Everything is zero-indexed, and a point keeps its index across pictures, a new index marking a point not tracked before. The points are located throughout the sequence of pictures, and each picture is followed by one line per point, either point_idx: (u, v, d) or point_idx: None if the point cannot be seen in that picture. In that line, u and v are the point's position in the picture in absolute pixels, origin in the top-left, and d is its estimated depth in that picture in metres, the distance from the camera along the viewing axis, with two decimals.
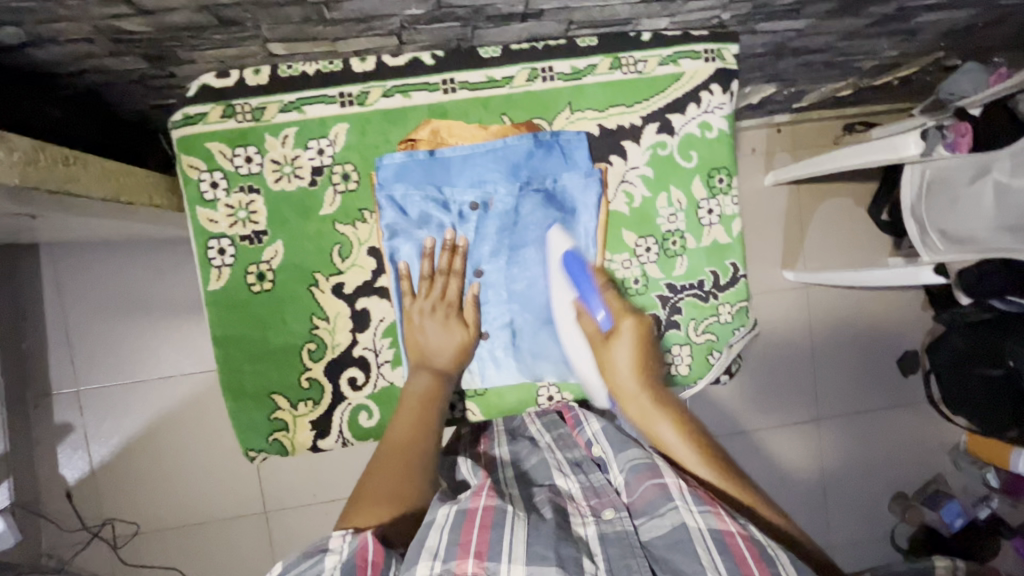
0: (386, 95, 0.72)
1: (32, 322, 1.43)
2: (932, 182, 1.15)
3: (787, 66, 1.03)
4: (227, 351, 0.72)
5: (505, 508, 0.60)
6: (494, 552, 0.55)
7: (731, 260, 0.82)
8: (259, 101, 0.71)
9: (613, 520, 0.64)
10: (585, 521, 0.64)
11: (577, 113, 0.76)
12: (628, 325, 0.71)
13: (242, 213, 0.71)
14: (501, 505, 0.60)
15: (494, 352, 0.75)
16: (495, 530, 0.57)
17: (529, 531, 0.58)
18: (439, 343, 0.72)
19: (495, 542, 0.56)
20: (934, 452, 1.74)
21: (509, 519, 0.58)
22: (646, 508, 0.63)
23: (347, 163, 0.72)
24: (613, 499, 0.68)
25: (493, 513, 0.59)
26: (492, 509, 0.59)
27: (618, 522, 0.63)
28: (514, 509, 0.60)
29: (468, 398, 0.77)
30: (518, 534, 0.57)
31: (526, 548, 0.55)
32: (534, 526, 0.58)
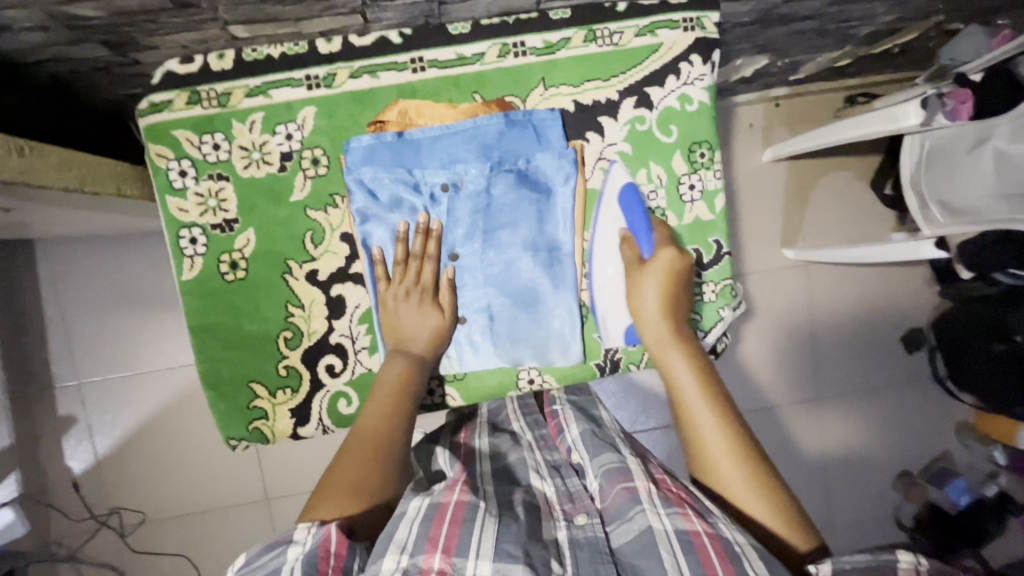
0: (353, 76, 0.70)
1: (31, 317, 1.45)
2: (931, 153, 1.11)
3: (777, 35, 1.00)
4: (204, 341, 0.72)
5: (477, 504, 0.62)
6: (461, 547, 0.56)
7: (715, 237, 0.80)
8: (223, 86, 0.69)
9: (585, 525, 0.65)
10: (558, 525, 0.65)
11: (551, 88, 0.74)
12: (668, 256, 0.71)
13: (212, 202, 0.71)
14: (472, 501, 0.62)
15: (471, 336, 0.74)
16: (466, 525, 0.58)
17: (500, 531, 0.59)
18: (414, 327, 0.70)
19: (463, 540, 0.57)
20: (938, 430, 1.72)
21: (480, 515, 0.60)
22: (617, 513, 0.65)
23: (316, 148, 0.71)
24: (587, 503, 0.69)
25: (465, 508, 0.60)
26: (464, 503, 0.61)
27: (589, 527, 0.65)
28: (485, 506, 0.62)
29: (447, 383, 0.77)
30: (488, 534, 0.58)
31: (495, 549, 0.57)
32: (504, 526, 0.60)
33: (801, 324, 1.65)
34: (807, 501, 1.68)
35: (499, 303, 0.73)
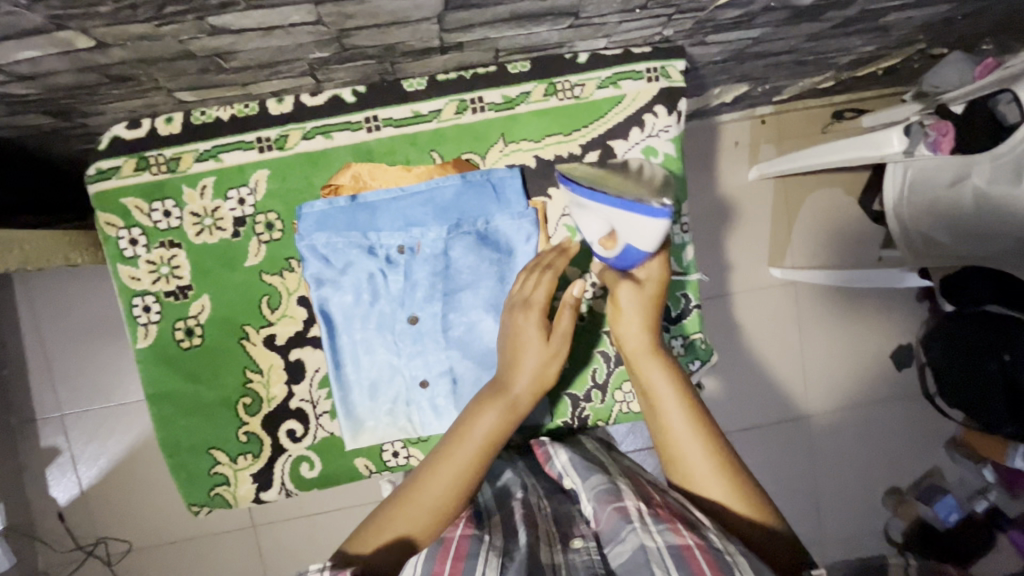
0: (306, 137, 0.69)
1: (12, 350, 1.44)
2: (914, 183, 1.09)
3: (754, 68, 0.97)
4: (161, 409, 0.70)
5: (481, 538, 0.58)
6: None
7: (683, 292, 0.83)
8: (172, 151, 0.67)
9: (580, 549, 0.61)
10: (556, 549, 0.60)
11: (512, 144, 0.72)
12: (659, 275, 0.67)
13: (164, 269, 0.69)
14: (477, 535, 0.58)
15: (434, 400, 0.71)
16: (469, 561, 0.54)
17: (505, 565, 0.55)
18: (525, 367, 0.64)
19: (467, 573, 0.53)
20: (929, 446, 1.70)
21: (484, 550, 0.56)
22: (609, 533, 0.60)
23: (269, 212, 0.69)
24: (582, 529, 0.65)
25: (469, 543, 0.57)
26: (468, 539, 0.57)
27: (586, 551, 0.60)
28: (489, 538, 0.58)
29: (409, 444, 0.74)
30: (493, 567, 0.55)
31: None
32: (509, 558, 0.56)
33: (790, 343, 1.63)
34: (797, 519, 1.67)
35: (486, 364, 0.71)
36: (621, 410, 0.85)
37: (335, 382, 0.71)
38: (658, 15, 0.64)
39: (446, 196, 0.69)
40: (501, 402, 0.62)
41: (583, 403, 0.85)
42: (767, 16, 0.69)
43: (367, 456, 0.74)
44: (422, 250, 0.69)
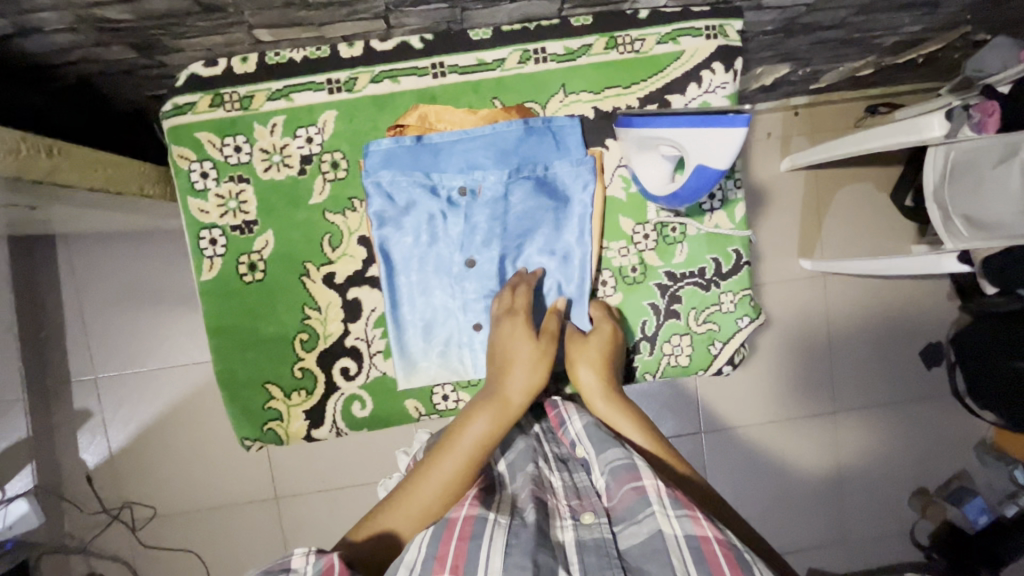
0: (374, 81, 0.72)
1: (51, 311, 1.47)
2: (956, 166, 1.09)
3: (799, 44, 0.98)
4: (221, 342, 0.73)
5: (486, 516, 0.61)
6: (470, 565, 0.55)
7: (733, 247, 0.82)
8: (246, 89, 0.71)
9: (592, 525, 0.63)
10: (566, 525, 0.63)
11: (572, 95, 0.75)
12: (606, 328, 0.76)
13: (232, 203, 0.72)
14: (481, 514, 0.61)
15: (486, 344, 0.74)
16: (473, 541, 0.58)
17: (509, 541, 0.58)
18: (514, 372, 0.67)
19: (472, 554, 0.57)
20: (958, 448, 1.68)
21: (488, 529, 0.59)
22: (626, 515, 0.61)
23: (336, 151, 0.73)
24: (593, 502, 0.66)
25: (472, 523, 0.59)
26: (472, 518, 0.60)
27: (597, 527, 0.62)
28: (495, 517, 0.61)
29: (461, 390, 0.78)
30: (498, 546, 0.57)
31: (504, 564, 0.55)
32: (513, 535, 0.59)
33: (818, 337, 1.62)
34: (821, 516, 1.65)
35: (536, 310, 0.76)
36: (669, 363, 0.83)
37: (392, 322, 0.74)
38: None
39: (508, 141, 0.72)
40: (494, 408, 0.66)
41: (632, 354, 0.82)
42: None
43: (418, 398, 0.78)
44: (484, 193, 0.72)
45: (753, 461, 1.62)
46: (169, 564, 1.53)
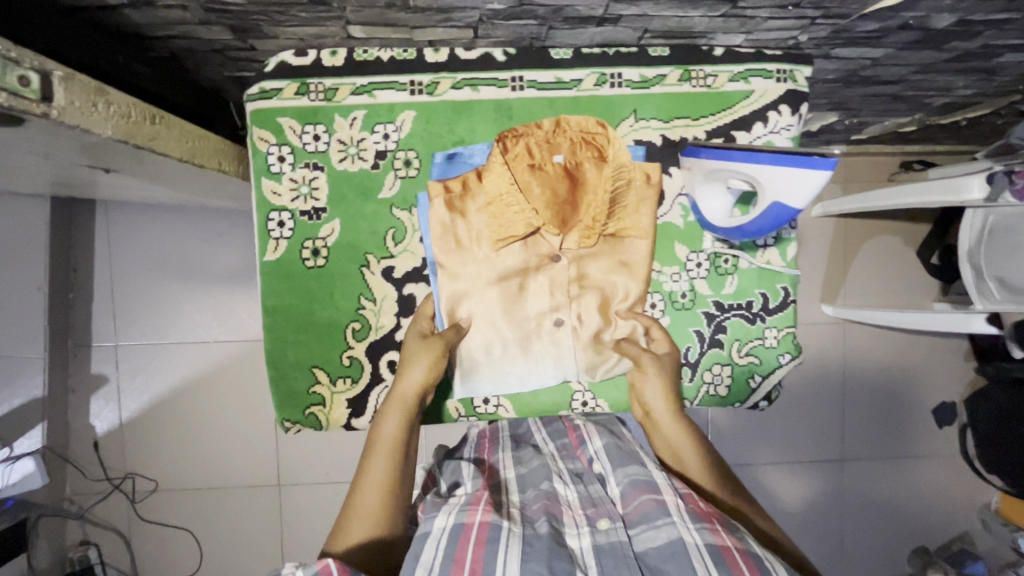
0: (455, 87, 0.76)
1: (82, 274, 1.48)
2: (994, 229, 1.11)
3: (854, 94, 1.01)
4: (275, 320, 0.79)
5: (500, 524, 0.64)
6: (488, 566, 0.58)
7: (783, 284, 0.85)
8: (331, 82, 0.76)
9: (607, 530, 0.68)
10: (583, 532, 0.68)
11: (641, 121, 0.80)
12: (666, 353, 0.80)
13: (304, 188, 0.78)
14: (494, 522, 0.64)
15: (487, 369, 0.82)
16: (489, 545, 0.61)
17: (524, 548, 0.61)
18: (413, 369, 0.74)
19: (488, 558, 0.59)
20: (962, 510, 1.67)
21: (504, 535, 0.62)
22: (643, 519, 0.66)
23: (410, 150, 0.79)
24: (609, 510, 0.72)
25: (488, 529, 0.62)
26: (487, 525, 0.63)
27: (613, 531, 0.67)
28: (508, 524, 0.64)
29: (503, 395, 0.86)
30: (512, 552, 0.61)
31: (520, 565, 0.59)
32: (528, 543, 0.62)
33: (832, 383, 1.62)
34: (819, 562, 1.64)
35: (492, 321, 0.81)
36: (707, 392, 0.86)
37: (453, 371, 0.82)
38: (804, 17, 0.68)
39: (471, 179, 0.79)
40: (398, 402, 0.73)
41: None
42: (900, 35, 0.72)
43: (460, 401, 0.85)
44: (455, 238, 0.79)
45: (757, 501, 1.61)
46: (166, 539, 1.53)
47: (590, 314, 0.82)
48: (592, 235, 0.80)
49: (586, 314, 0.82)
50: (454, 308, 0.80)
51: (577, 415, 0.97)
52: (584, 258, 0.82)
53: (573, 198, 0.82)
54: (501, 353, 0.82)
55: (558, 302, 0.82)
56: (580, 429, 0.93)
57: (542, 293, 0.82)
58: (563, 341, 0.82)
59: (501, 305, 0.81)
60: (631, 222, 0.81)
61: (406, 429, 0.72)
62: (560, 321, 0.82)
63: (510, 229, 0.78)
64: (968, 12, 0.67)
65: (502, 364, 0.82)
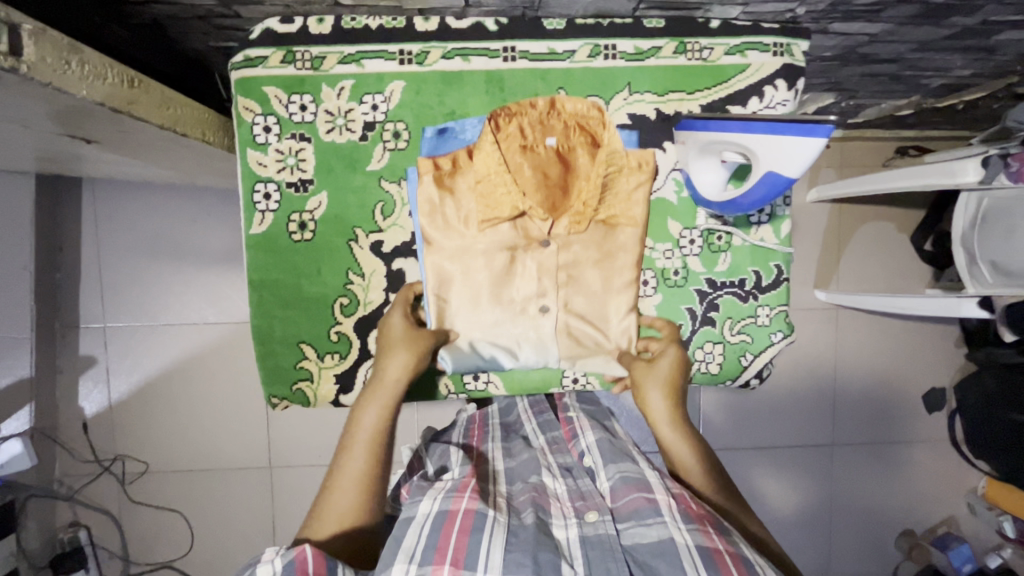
0: (445, 57, 0.75)
1: (68, 254, 1.45)
2: (990, 212, 1.11)
3: (851, 74, 1.00)
4: (262, 294, 0.78)
5: (484, 511, 0.63)
6: (470, 560, 0.57)
7: (776, 262, 0.85)
8: (318, 50, 0.74)
9: (596, 523, 0.65)
10: (569, 523, 0.66)
11: (635, 94, 0.78)
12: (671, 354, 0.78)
13: (291, 160, 0.77)
14: (481, 509, 0.63)
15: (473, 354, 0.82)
16: (473, 534, 0.60)
17: (508, 539, 0.61)
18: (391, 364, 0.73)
19: (471, 547, 0.59)
20: (949, 494, 1.69)
21: (489, 524, 0.61)
22: (633, 515, 0.65)
23: (399, 121, 0.77)
24: (598, 502, 0.70)
25: (473, 517, 0.62)
26: (473, 513, 0.62)
27: (600, 524, 0.65)
28: (494, 514, 0.63)
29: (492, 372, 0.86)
30: (497, 540, 0.60)
31: (504, 555, 0.58)
32: (513, 533, 0.62)
33: (824, 368, 1.63)
34: (807, 545, 1.66)
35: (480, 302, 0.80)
36: (699, 369, 0.86)
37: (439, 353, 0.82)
38: None
39: (462, 160, 0.77)
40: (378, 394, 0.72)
41: None
42: (898, 9, 0.71)
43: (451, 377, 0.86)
44: (444, 216, 0.78)
45: (748, 485, 1.62)
46: (156, 521, 1.52)
47: (576, 300, 0.82)
48: (582, 220, 0.78)
49: (573, 301, 0.82)
50: (440, 291, 0.80)
51: (573, 409, 0.96)
52: (573, 244, 0.80)
53: (565, 182, 0.80)
54: (484, 335, 0.82)
55: (546, 288, 0.81)
56: (573, 423, 0.93)
57: (532, 279, 0.80)
58: (548, 330, 0.82)
59: (489, 289, 0.80)
60: (623, 210, 0.80)
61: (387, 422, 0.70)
62: (545, 308, 0.81)
63: (500, 213, 0.77)
64: None
65: (487, 349, 0.82)
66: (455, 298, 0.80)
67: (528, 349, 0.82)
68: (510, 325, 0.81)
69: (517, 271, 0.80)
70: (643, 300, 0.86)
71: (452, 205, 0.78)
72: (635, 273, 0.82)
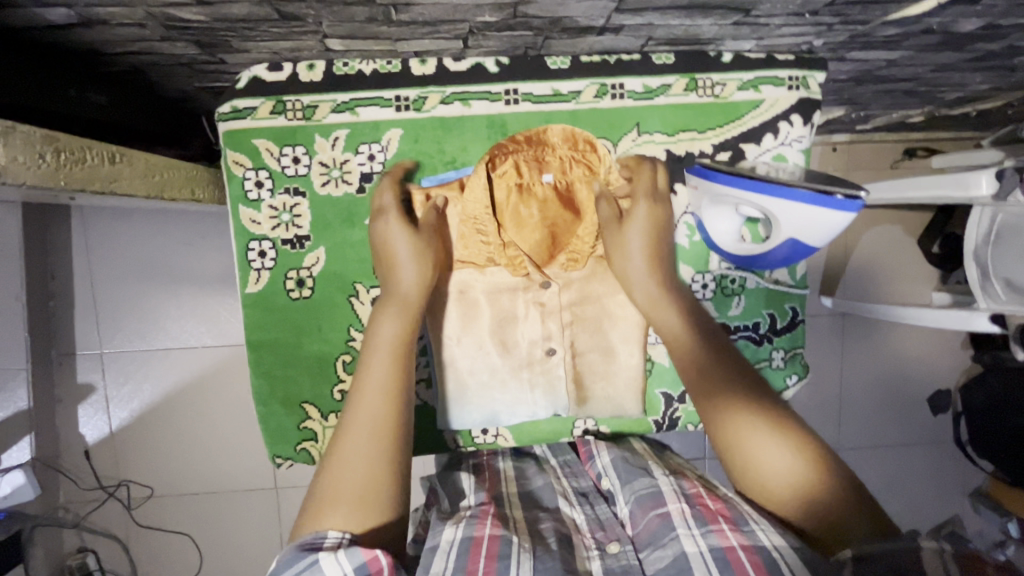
0: (444, 102, 0.72)
1: (59, 281, 1.42)
2: (1004, 230, 1.07)
3: (865, 91, 0.96)
4: (262, 355, 0.76)
5: (510, 539, 0.63)
6: None
7: (791, 304, 0.82)
8: (310, 99, 0.71)
9: (618, 554, 0.66)
10: (593, 555, 0.66)
11: (645, 135, 0.75)
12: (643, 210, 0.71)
13: (286, 215, 0.74)
14: (505, 535, 0.63)
15: (474, 411, 0.78)
16: (501, 560, 0.59)
17: (536, 565, 0.60)
18: (404, 273, 0.69)
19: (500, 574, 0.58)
20: (952, 492, 1.70)
21: (515, 552, 0.60)
22: (651, 539, 0.66)
23: (397, 171, 0.74)
24: (619, 532, 0.71)
25: (499, 545, 0.61)
26: (497, 538, 0.62)
27: (623, 555, 0.66)
28: (518, 541, 0.63)
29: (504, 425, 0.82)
30: (525, 566, 0.59)
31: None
32: (540, 560, 0.61)
33: (830, 374, 1.62)
34: None
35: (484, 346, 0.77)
36: None
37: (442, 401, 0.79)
38: (821, 24, 0.63)
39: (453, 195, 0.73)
40: (394, 307, 0.68)
41: (676, 404, 0.85)
42: (920, 40, 0.67)
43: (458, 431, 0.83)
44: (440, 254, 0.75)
45: None
46: (164, 544, 1.52)
47: (584, 341, 0.78)
48: (578, 260, 0.76)
49: (578, 340, 0.78)
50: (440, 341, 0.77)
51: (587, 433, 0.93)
52: (576, 283, 0.77)
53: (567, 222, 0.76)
54: (489, 382, 0.78)
55: (548, 329, 0.77)
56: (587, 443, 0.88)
57: (532, 318, 0.77)
58: (557, 374, 0.79)
59: (485, 333, 0.77)
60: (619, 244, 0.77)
61: (405, 331, 0.67)
62: (552, 351, 0.78)
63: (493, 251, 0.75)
64: (998, 18, 0.62)
65: (492, 408, 0.78)
66: (451, 342, 0.77)
67: (535, 395, 0.79)
68: (518, 372, 0.78)
69: (516, 311, 0.77)
70: (654, 347, 0.83)
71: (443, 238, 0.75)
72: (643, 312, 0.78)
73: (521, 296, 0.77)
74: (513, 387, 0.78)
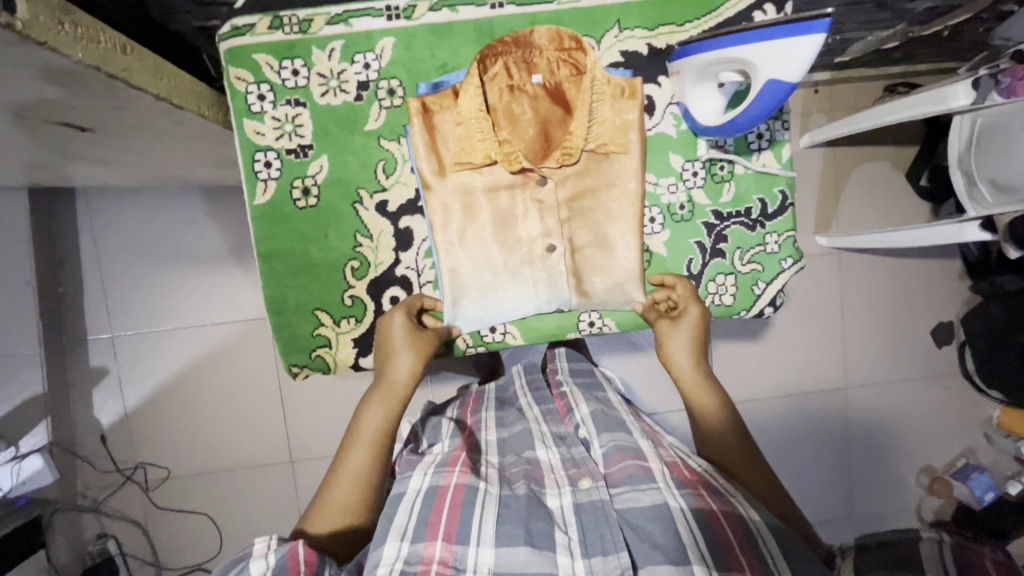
0: (433, 10, 0.81)
1: (68, 267, 1.45)
2: (983, 131, 1.13)
3: (835, 4, 1.00)
4: (273, 264, 0.86)
5: (476, 485, 0.70)
6: (461, 529, 0.64)
7: (779, 188, 0.92)
8: (306, 13, 0.80)
9: (589, 489, 0.72)
10: (564, 491, 0.73)
11: (626, 31, 0.84)
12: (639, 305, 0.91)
13: (288, 126, 0.84)
14: (471, 483, 0.70)
15: (477, 313, 0.88)
16: (464, 507, 0.66)
17: (499, 509, 0.68)
18: (397, 368, 0.83)
19: (463, 521, 0.65)
20: (966, 427, 1.68)
21: (479, 497, 0.68)
22: (625, 480, 0.72)
23: (392, 79, 0.83)
24: (591, 469, 0.77)
25: (463, 491, 0.68)
26: (463, 487, 0.69)
27: (594, 491, 0.71)
28: (485, 486, 0.70)
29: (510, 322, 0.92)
30: (488, 513, 0.67)
31: (495, 523, 0.65)
32: (504, 504, 0.69)
33: (832, 313, 1.62)
34: (830, 490, 1.66)
35: (486, 240, 0.86)
36: (714, 301, 0.93)
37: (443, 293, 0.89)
38: None
39: (448, 101, 0.83)
40: (384, 399, 0.81)
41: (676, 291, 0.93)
42: None
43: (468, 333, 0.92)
44: (438, 157, 0.84)
45: (765, 435, 1.62)
46: (182, 526, 1.52)
47: (581, 237, 0.87)
48: (571, 154, 0.83)
49: (573, 232, 0.86)
50: (447, 242, 0.86)
51: (566, 384, 1.00)
52: (570, 179, 0.86)
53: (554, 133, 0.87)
54: (492, 278, 0.87)
55: (547, 228, 0.86)
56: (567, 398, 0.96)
57: (530, 218, 0.86)
58: (557, 270, 0.87)
59: (482, 232, 0.86)
60: (611, 138, 0.85)
61: (390, 420, 0.80)
62: (551, 247, 0.86)
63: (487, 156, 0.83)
64: None
65: (497, 303, 0.87)
66: (456, 241, 0.86)
67: (536, 282, 0.87)
68: (521, 273, 0.87)
69: (514, 210, 0.85)
70: (652, 238, 0.92)
71: (441, 140, 0.84)
72: (634, 200, 0.87)
73: (519, 195, 0.85)
74: (516, 282, 0.87)
